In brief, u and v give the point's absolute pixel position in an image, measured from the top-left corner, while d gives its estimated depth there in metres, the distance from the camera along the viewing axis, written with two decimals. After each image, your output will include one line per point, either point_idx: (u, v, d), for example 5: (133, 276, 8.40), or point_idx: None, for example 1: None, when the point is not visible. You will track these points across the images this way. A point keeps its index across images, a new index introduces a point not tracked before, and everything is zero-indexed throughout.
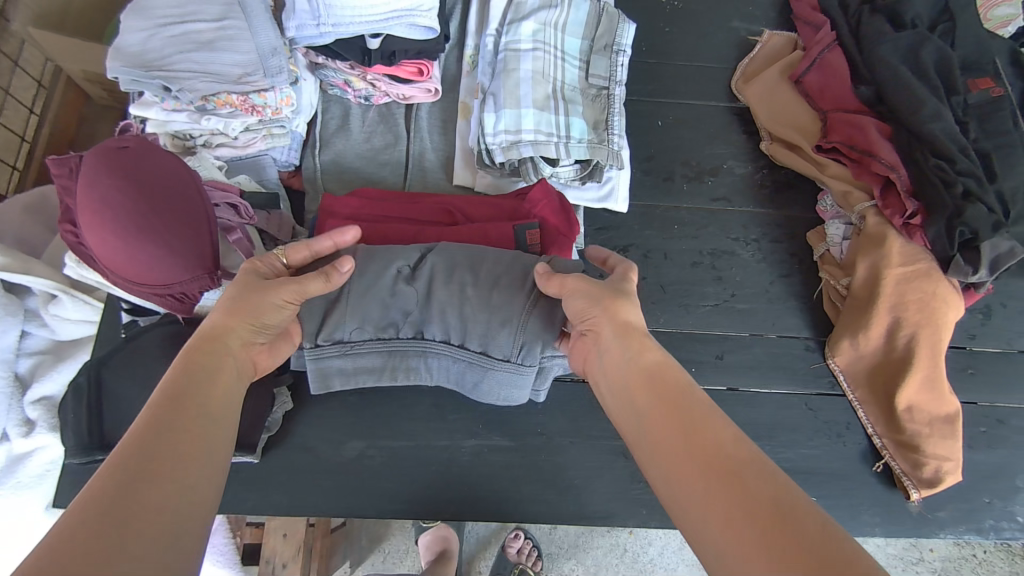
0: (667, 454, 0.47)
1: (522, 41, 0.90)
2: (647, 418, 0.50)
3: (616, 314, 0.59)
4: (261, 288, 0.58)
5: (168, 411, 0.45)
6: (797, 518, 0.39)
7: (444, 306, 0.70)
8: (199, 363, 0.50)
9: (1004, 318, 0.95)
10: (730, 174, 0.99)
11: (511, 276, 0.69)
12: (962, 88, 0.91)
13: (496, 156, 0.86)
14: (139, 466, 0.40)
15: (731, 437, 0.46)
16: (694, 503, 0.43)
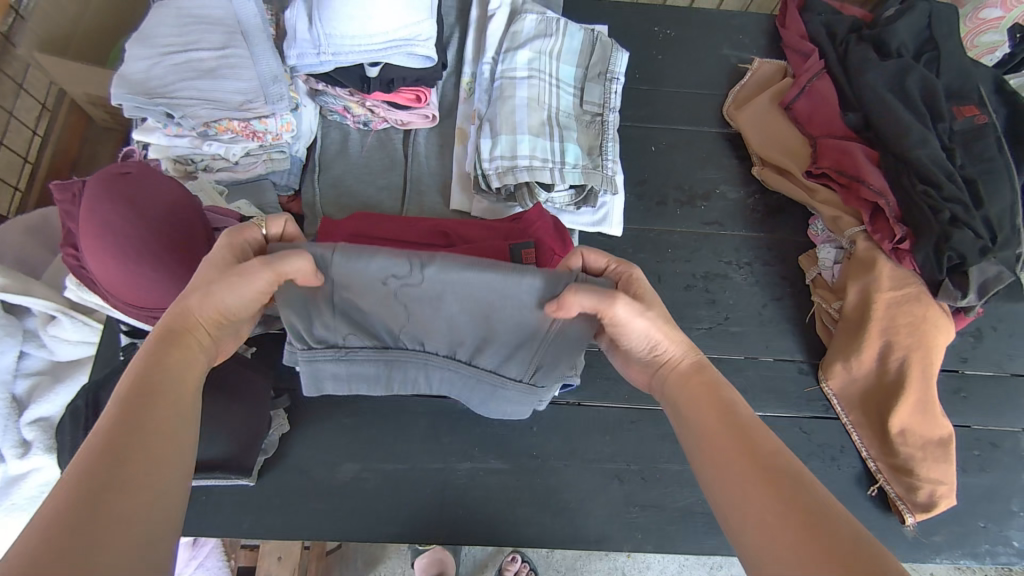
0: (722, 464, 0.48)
1: (518, 68, 0.92)
2: (699, 429, 0.52)
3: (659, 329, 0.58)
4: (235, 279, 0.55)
5: (131, 412, 0.45)
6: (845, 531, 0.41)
7: (444, 320, 0.63)
8: (163, 359, 0.50)
9: (994, 341, 0.96)
10: (723, 198, 1.01)
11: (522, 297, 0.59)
12: (947, 115, 0.93)
13: (492, 181, 0.87)
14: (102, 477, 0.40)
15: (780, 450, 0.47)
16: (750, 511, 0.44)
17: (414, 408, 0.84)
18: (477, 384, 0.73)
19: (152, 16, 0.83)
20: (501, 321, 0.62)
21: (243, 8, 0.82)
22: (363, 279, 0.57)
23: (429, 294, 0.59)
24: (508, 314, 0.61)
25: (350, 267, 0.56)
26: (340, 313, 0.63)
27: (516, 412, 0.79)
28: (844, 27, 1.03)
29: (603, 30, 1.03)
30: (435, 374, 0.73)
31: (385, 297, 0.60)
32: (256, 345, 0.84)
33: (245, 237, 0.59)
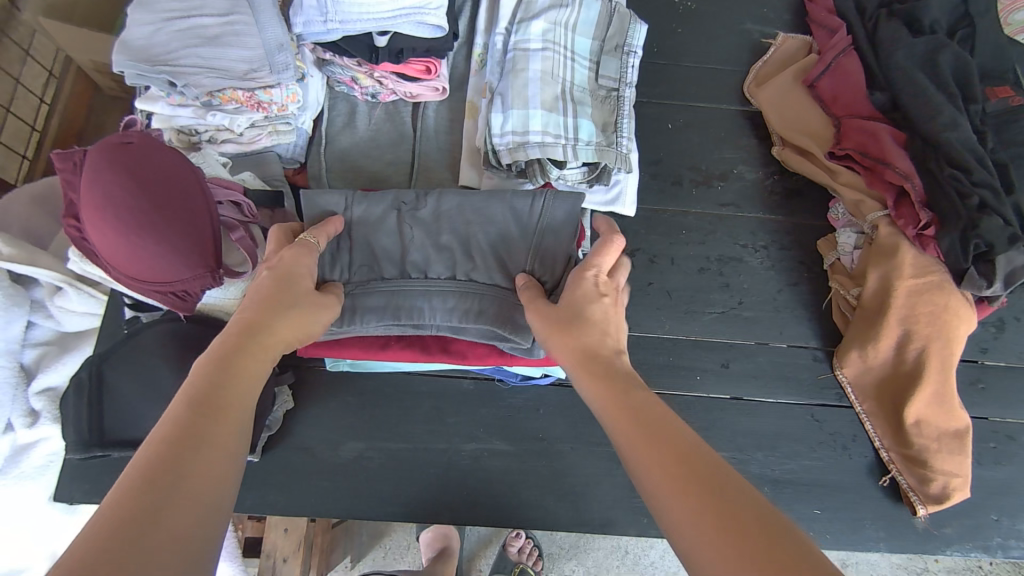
0: (639, 464, 0.45)
1: (531, 40, 0.89)
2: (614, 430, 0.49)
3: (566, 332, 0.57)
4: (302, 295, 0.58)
5: (194, 421, 0.43)
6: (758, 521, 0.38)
7: (445, 244, 0.73)
8: (231, 365, 0.48)
9: (1017, 332, 0.93)
10: (740, 179, 0.98)
11: (510, 203, 0.71)
12: (980, 96, 0.89)
13: (502, 157, 0.85)
14: (159, 484, 0.38)
15: (694, 443, 0.45)
16: (669, 511, 0.41)
17: (418, 388, 0.83)
18: (487, 306, 0.70)
19: None
20: (499, 232, 0.72)
21: None
22: (376, 209, 0.72)
23: (438, 220, 0.73)
24: (506, 223, 0.72)
25: (365, 199, 0.72)
26: (353, 245, 0.72)
27: (526, 348, 0.71)
28: (873, 2, 0.99)
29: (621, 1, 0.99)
30: (441, 304, 0.71)
31: (393, 224, 0.73)
32: None
33: (308, 253, 0.61)
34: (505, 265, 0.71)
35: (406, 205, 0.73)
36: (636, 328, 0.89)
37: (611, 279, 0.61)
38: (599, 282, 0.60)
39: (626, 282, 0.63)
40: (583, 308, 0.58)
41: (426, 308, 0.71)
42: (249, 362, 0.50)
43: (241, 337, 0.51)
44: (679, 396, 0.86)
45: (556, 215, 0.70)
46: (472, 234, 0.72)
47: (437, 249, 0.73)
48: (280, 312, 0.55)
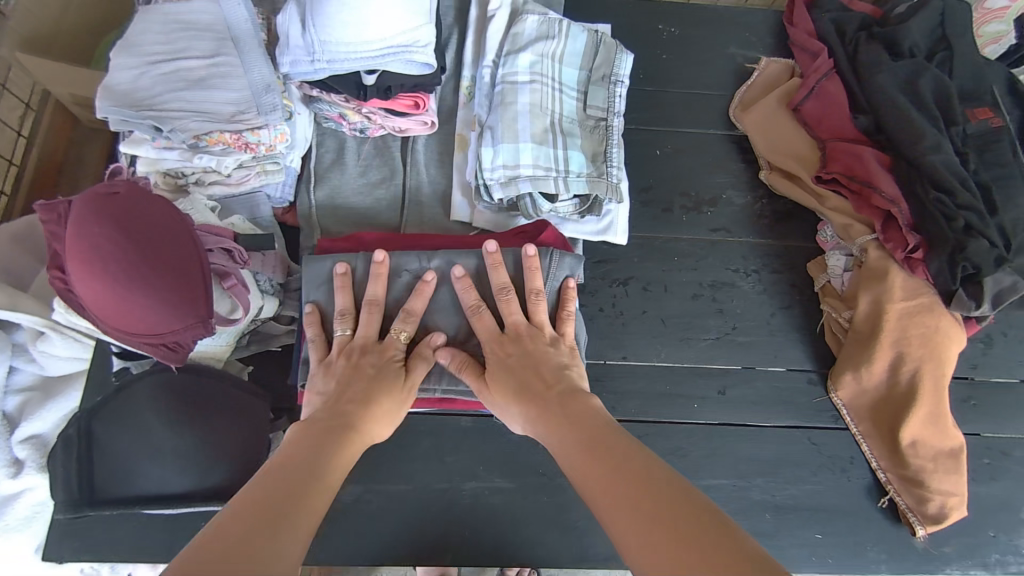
0: (587, 478, 0.54)
1: (520, 73, 0.90)
2: (560, 445, 0.58)
3: (509, 364, 0.67)
4: (382, 382, 0.65)
5: (299, 465, 0.52)
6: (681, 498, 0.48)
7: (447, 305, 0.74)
8: (324, 440, 0.56)
9: (1005, 348, 0.94)
10: (730, 204, 0.98)
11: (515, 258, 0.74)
12: (961, 119, 0.91)
13: (494, 192, 0.84)
14: (265, 504, 0.46)
15: (625, 439, 0.56)
16: (615, 516, 0.49)
17: (416, 427, 0.82)
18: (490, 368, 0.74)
19: (138, 23, 0.80)
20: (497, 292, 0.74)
21: (232, 12, 0.81)
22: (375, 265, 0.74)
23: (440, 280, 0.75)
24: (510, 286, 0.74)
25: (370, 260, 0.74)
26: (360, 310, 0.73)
27: None
28: (853, 25, 1.01)
29: (607, 30, 1.00)
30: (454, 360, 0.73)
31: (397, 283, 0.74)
32: (253, 363, 0.81)
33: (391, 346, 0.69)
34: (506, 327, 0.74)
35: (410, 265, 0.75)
36: (633, 356, 0.89)
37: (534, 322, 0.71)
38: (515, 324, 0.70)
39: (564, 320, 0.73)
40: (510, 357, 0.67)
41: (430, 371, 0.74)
42: (348, 434, 0.58)
43: (326, 418, 0.59)
44: (678, 425, 0.86)
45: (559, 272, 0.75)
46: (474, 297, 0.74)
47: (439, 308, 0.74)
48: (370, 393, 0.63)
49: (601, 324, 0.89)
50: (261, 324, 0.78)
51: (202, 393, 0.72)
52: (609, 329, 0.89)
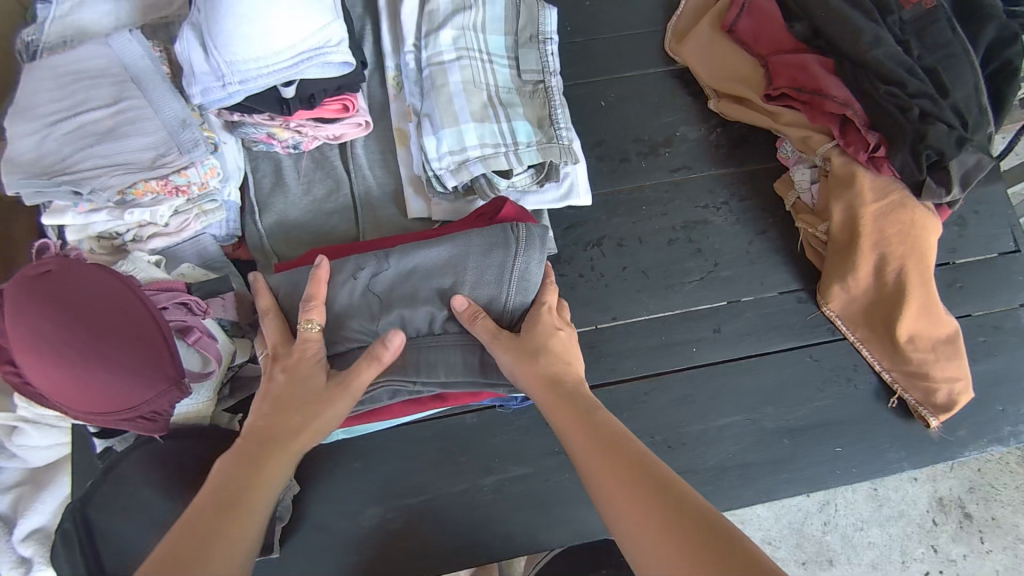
0: (596, 478, 0.54)
1: (445, 52, 0.86)
2: (577, 451, 0.57)
3: (536, 363, 0.64)
4: (301, 389, 0.61)
5: (223, 504, 0.50)
6: (699, 520, 0.47)
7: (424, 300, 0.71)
8: (250, 467, 0.54)
9: (978, 225, 0.95)
10: (685, 140, 0.96)
11: (483, 236, 0.72)
12: (895, 7, 0.90)
13: (447, 180, 0.81)
14: (184, 552, 0.45)
15: (644, 454, 0.55)
16: (624, 517, 0.50)
17: (421, 436, 0.80)
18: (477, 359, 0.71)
19: (28, 84, 0.74)
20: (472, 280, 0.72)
21: (127, 53, 0.75)
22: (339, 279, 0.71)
23: (413, 277, 0.72)
24: (484, 271, 0.71)
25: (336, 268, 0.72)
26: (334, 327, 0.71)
27: None
28: None
29: None
30: (444, 363, 0.71)
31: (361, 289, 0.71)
32: (241, 409, 0.76)
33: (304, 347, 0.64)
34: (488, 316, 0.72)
35: (373, 270, 0.72)
36: (621, 316, 0.87)
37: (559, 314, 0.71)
38: (554, 317, 0.69)
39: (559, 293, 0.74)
40: (545, 342, 0.66)
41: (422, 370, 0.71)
42: (271, 458, 0.56)
43: (252, 444, 0.57)
44: (680, 374, 0.85)
45: (531, 253, 0.71)
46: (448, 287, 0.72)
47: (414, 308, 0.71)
48: (295, 403, 0.60)
49: (583, 290, 0.87)
50: (239, 368, 0.75)
51: (193, 455, 0.69)
52: (593, 294, 0.87)
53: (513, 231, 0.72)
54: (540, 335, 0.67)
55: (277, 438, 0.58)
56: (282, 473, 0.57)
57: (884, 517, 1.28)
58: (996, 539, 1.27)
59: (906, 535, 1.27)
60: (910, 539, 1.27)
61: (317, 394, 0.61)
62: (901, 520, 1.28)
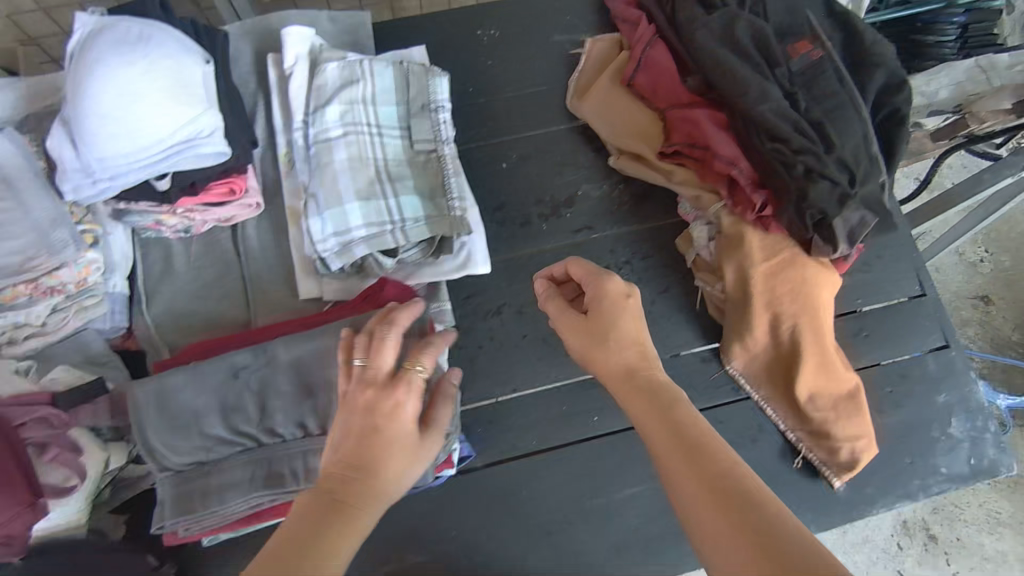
0: (669, 468, 0.56)
1: (331, 128, 0.86)
2: (655, 447, 0.58)
3: (604, 350, 0.63)
4: (375, 431, 0.54)
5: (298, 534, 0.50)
6: (798, 555, 0.47)
7: (300, 395, 0.70)
8: (331, 507, 0.52)
9: (883, 270, 0.95)
10: (587, 199, 0.96)
11: (357, 324, 0.71)
12: (781, 58, 0.90)
13: (331, 263, 0.80)
14: None
15: (722, 448, 0.56)
16: (698, 516, 0.53)
17: None
18: None
19: None
20: None
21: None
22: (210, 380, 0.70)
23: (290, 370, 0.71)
24: None
25: (210, 366, 0.71)
26: (206, 429, 0.69)
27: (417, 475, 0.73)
28: None
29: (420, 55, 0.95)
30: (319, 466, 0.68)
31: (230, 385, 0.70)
32: (129, 510, 0.76)
33: (374, 382, 0.55)
34: None
35: (247, 367, 0.71)
36: (523, 386, 0.87)
37: (623, 294, 0.65)
38: (620, 294, 0.65)
39: (615, 281, 0.65)
40: (610, 324, 0.64)
41: (298, 472, 0.68)
42: (354, 493, 0.53)
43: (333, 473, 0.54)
44: (582, 445, 0.85)
45: (406, 336, 0.71)
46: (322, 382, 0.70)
47: (285, 402, 0.70)
48: (362, 441, 0.54)
49: (481, 361, 0.87)
50: (118, 472, 0.73)
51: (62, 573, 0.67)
52: (492, 365, 0.87)
53: None
54: (615, 317, 0.64)
55: (351, 485, 0.53)
56: (376, 507, 0.53)
57: (851, 544, 1.39)
58: (962, 561, 1.40)
59: (872, 561, 1.39)
60: (877, 565, 1.39)
61: (408, 441, 0.55)
62: (867, 546, 1.40)
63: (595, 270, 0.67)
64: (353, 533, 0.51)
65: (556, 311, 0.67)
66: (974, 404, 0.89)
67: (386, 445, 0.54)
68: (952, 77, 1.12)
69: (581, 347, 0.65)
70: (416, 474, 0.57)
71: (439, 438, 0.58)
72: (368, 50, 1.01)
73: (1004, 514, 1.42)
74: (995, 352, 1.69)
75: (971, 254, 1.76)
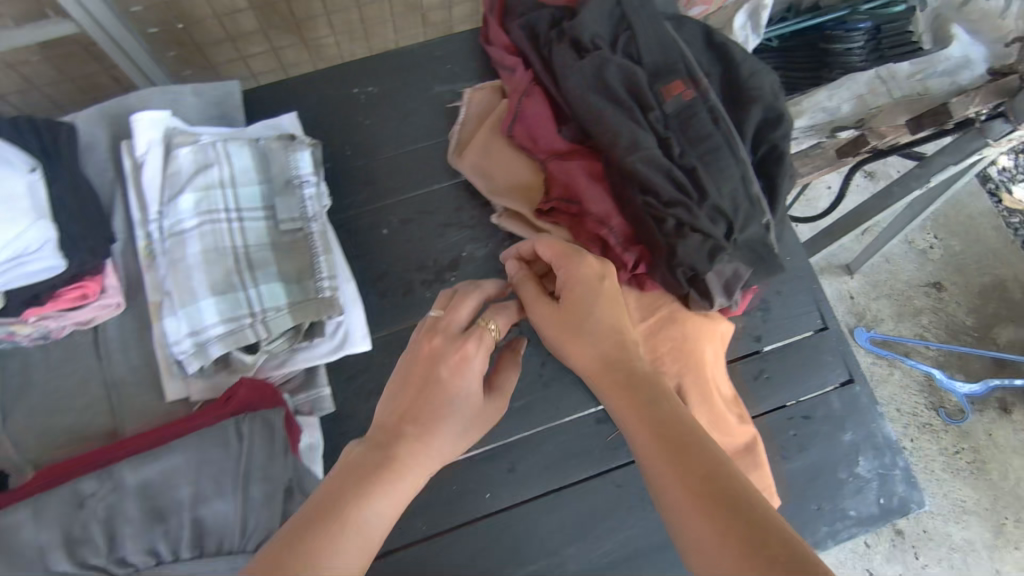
0: (654, 467, 0.51)
1: (185, 219, 0.82)
2: (637, 439, 0.54)
3: (580, 336, 0.59)
4: (418, 397, 0.56)
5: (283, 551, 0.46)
6: (782, 555, 0.41)
7: (151, 519, 0.67)
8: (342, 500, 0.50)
9: (783, 307, 0.92)
10: (472, 260, 0.92)
11: (215, 435, 0.70)
12: (655, 101, 0.85)
13: (189, 365, 0.76)
14: None
15: (707, 445, 0.51)
16: (685, 521, 0.47)
17: None
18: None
19: None
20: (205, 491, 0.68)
21: None
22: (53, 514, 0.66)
23: (141, 491, 0.68)
24: (217, 476, 0.69)
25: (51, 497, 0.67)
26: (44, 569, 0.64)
27: None
28: (544, 26, 0.95)
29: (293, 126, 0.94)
30: None
31: (73, 514, 0.66)
32: None
33: (433, 339, 0.58)
34: (216, 529, 0.67)
35: (95, 493, 0.67)
36: None
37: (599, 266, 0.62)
38: (597, 272, 0.61)
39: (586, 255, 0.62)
40: (594, 302, 0.60)
41: None
42: (378, 483, 0.52)
43: (363, 456, 0.54)
44: (476, 524, 0.82)
45: (267, 443, 0.70)
46: (176, 502, 0.67)
47: (133, 528, 0.66)
48: (398, 416, 0.56)
49: None
50: None
51: None
52: None
53: (252, 419, 0.71)
54: (591, 309, 0.59)
55: (402, 439, 0.54)
56: (414, 483, 0.54)
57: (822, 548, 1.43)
58: (930, 553, 1.45)
59: (841, 562, 1.45)
60: (846, 565, 1.45)
61: (464, 405, 0.57)
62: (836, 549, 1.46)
63: (558, 244, 0.63)
64: (396, 491, 0.52)
65: (527, 290, 0.64)
66: (880, 441, 0.86)
67: (451, 397, 0.56)
68: (852, 91, 1.09)
69: (552, 330, 0.61)
70: (474, 436, 0.59)
71: (504, 402, 0.63)
72: (237, 121, 0.96)
73: (968, 502, 1.48)
74: (948, 340, 1.59)
75: (921, 243, 1.66)
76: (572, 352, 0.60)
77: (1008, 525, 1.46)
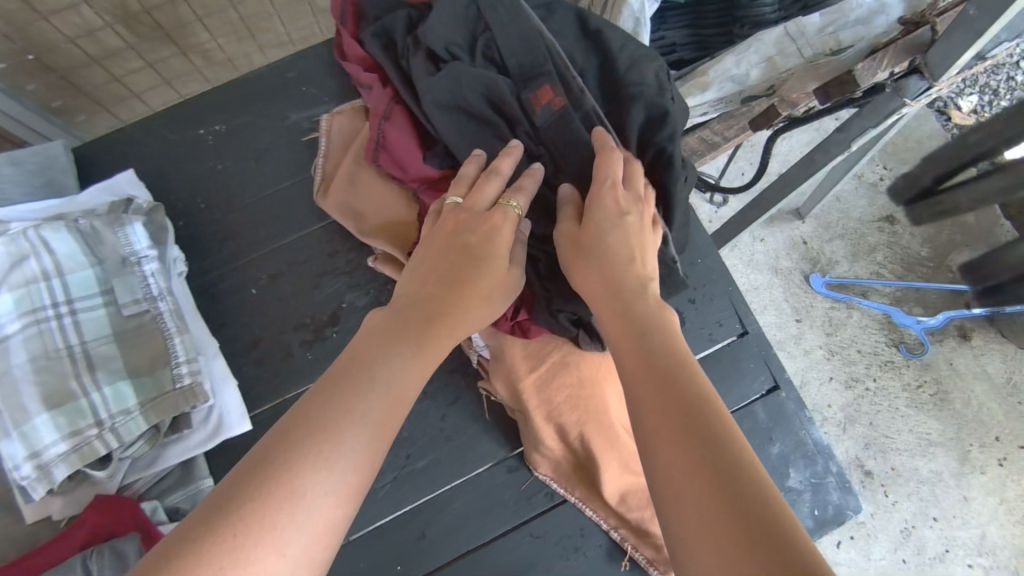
0: (638, 400, 0.48)
1: (5, 323, 0.71)
2: (626, 369, 0.52)
3: (592, 263, 0.60)
4: (456, 264, 0.58)
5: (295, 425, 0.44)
6: (758, 498, 0.38)
7: None
8: (375, 363, 0.49)
9: (698, 315, 0.84)
10: (353, 310, 0.83)
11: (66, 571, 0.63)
12: (524, 117, 0.75)
13: (32, 493, 0.67)
14: (233, 502, 0.40)
15: (700, 386, 0.47)
16: (659, 452, 0.43)
17: None
18: None
19: None
20: None
21: None
22: None
23: None
24: None
25: None
26: None
27: None
28: (399, 32, 0.80)
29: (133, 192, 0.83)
30: None
31: None
32: None
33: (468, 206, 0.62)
34: None
35: None
36: None
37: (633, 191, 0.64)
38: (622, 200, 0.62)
39: (643, 185, 0.65)
40: (608, 228, 0.61)
41: None
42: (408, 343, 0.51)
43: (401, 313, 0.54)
44: None
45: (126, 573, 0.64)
46: None
47: None
48: (449, 273, 0.57)
49: None
50: None
51: None
52: None
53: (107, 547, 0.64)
54: (608, 234, 0.60)
55: (429, 302, 0.55)
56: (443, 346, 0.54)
57: None
58: (899, 490, 1.36)
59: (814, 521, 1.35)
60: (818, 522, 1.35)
61: (490, 266, 0.59)
62: None
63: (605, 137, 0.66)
64: (420, 357, 0.51)
65: (567, 207, 0.65)
66: (811, 447, 0.81)
67: (483, 257, 0.58)
68: (761, 53, 0.92)
69: (637, 234, 0.61)
70: (497, 305, 0.60)
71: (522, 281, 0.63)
72: (68, 188, 0.85)
73: (934, 436, 1.38)
74: (903, 274, 1.46)
75: (870, 174, 1.53)
76: (578, 272, 0.60)
77: (976, 451, 1.37)
